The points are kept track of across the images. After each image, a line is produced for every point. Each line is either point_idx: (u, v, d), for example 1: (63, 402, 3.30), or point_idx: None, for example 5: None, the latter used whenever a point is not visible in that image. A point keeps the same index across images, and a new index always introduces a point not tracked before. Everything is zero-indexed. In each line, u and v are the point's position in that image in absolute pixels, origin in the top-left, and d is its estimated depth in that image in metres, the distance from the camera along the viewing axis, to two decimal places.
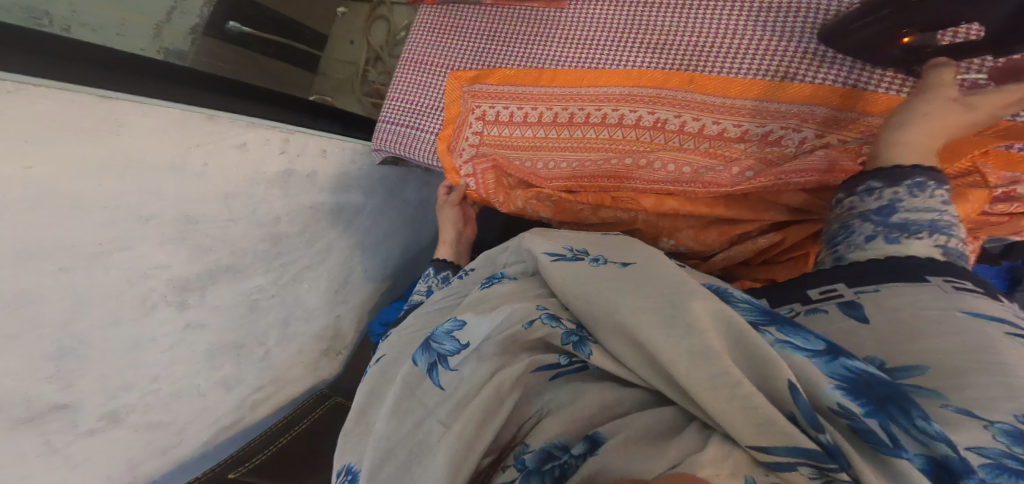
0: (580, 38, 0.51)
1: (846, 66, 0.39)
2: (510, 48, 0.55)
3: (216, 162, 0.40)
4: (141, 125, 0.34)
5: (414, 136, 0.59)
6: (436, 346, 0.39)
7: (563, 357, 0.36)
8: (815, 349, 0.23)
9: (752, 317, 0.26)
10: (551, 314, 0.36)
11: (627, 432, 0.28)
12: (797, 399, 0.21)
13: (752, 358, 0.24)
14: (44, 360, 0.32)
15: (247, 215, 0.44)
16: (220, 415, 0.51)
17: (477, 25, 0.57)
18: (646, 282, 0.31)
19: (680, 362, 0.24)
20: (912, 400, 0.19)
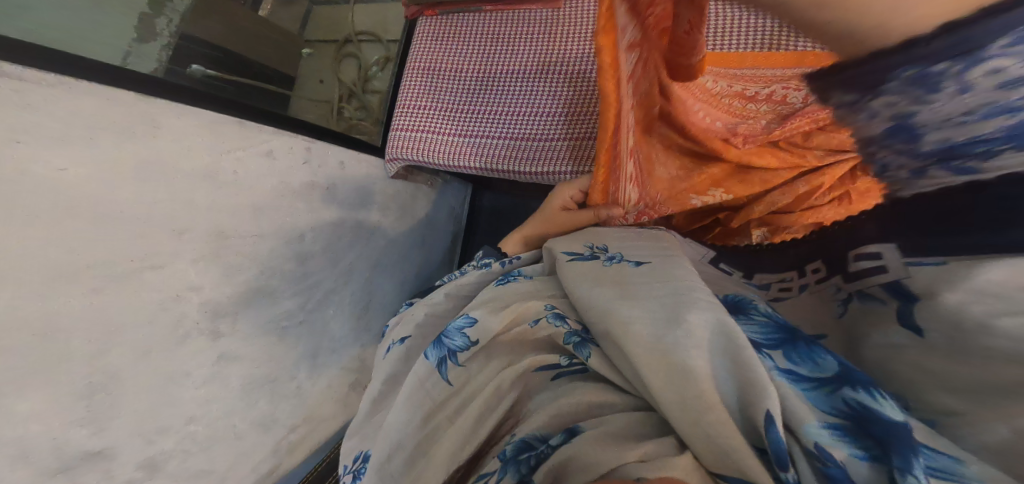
0: (582, 32, 0.60)
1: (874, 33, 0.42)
2: (515, 47, 0.63)
3: (245, 169, 0.41)
4: (177, 126, 0.35)
5: (429, 141, 0.63)
6: (447, 341, 0.40)
7: (563, 358, 0.37)
8: (822, 376, 0.26)
9: (761, 338, 0.29)
10: (557, 314, 0.38)
11: (605, 428, 0.31)
12: (770, 433, 0.24)
13: (741, 383, 0.27)
14: (75, 398, 0.29)
15: (275, 230, 0.44)
16: (258, 462, 0.42)
17: (477, 32, 0.65)
18: (650, 293, 0.34)
19: (664, 387, 0.28)
20: (908, 445, 0.21)
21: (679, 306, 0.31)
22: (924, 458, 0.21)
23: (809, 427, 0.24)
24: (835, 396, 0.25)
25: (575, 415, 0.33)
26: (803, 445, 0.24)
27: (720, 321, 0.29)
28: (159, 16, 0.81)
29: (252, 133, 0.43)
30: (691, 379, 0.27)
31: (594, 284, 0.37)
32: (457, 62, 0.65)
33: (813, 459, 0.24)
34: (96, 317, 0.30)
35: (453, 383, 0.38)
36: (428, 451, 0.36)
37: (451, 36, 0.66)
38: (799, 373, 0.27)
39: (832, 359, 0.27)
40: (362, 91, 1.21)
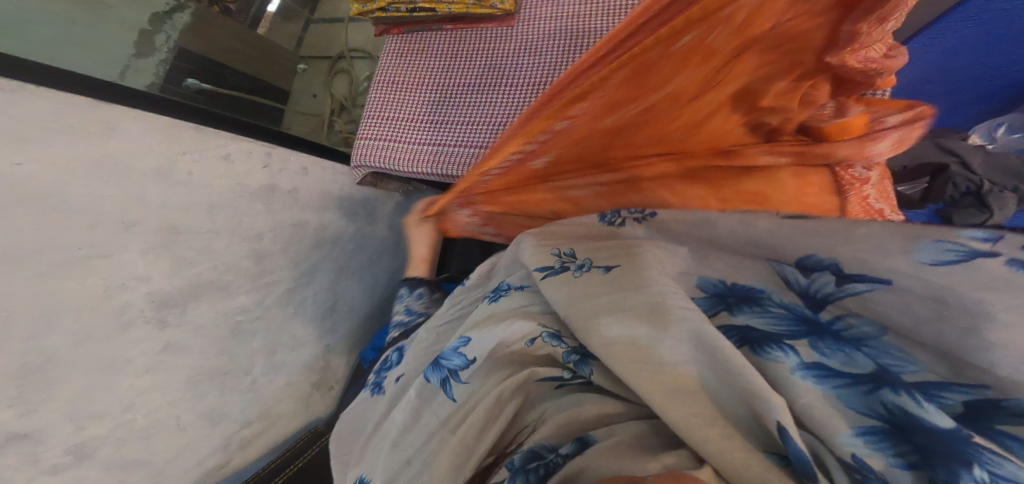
0: (538, 47, 0.63)
1: None
2: (476, 62, 0.65)
3: (200, 170, 0.46)
4: (131, 129, 0.40)
5: (392, 150, 0.65)
6: (445, 361, 0.39)
7: (567, 372, 0.38)
8: (858, 372, 0.24)
9: (787, 331, 0.28)
10: (551, 334, 0.38)
11: (617, 438, 0.32)
12: (789, 446, 0.24)
13: (740, 391, 0.27)
14: (8, 379, 0.32)
15: (232, 227, 0.50)
16: (204, 455, 0.52)
17: (440, 47, 0.68)
18: (626, 299, 0.33)
19: (669, 401, 0.29)
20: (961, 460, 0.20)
21: (664, 313, 0.31)
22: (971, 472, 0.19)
23: (843, 438, 0.23)
24: (874, 398, 0.23)
25: (585, 424, 0.35)
26: (838, 455, 0.24)
27: (698, 329, 0.29)
28: (158, 33, 0.81)
29: (208, 138, 0.48)
30: (696, 396, 0.29)
31: (579, 297, 0.35)
32: (421, 76, 0.67)
33: (852, 470, 0.23)
34: (41, 302, 0.34)
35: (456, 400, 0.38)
36: (430, 464, 0.36)
37: (416, 52, 0.69)
38: (832, 370, 0.25)
39: (868, 354, 0.25)
40: (353, 106, 1.23)
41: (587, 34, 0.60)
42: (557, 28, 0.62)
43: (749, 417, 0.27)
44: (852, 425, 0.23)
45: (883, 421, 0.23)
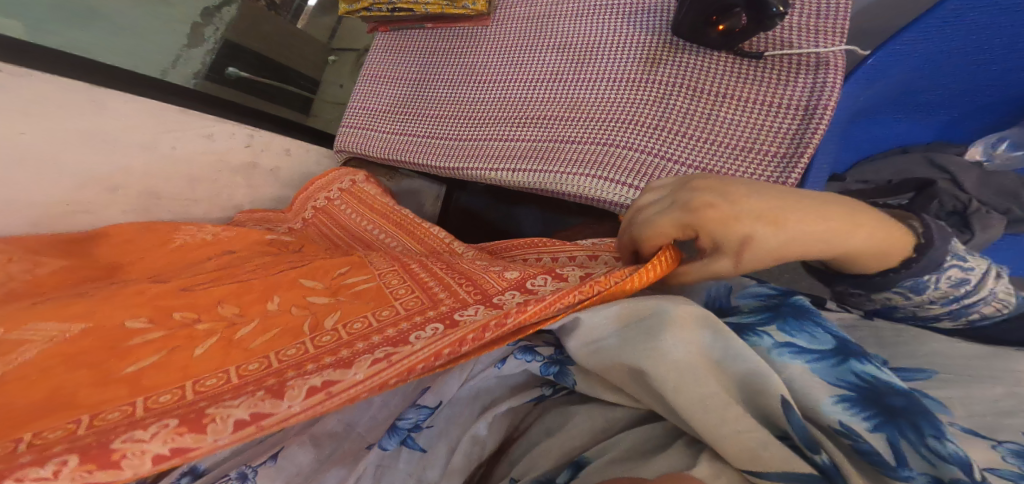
0: (496, 47, 0.97)
1: (726, 55, 0.74)
2: (448, 62, 1.02)
3: (183, 144, 0.83)
4: (120, 111, 0.75)
5: (370, 132, 1.04)
6: (401, 423, 0.43)
7: (547, 388, 0.44)
8: (823, 348, 0.33)
9: (759, 321, 0.38)
10: (524, 350, 0.44)
11: (610, 454, 0.36)
12: (790, 418, 0.30)
13: (745, 375, 0.33)
14: None
15: (213, 196, 0.90)
16: None
17: (423, 49, 1.06)
18: (635, 305, 0.40)
19: (677, 385, 0.33)
20: (924, 421, 0.27)
21: (666, 310, 0.37)
22: (937, 428, 0.27)
23: (829, 407, 0.30)
24: (844, 369, 0.32)
25: (574, 451, 0.39)
26: (828, 424, 0.30)
27: (702, 316, 0.36)
28: (207, 25, 1.13)
29: (191, 120, 0.84)
30: (704, 378, 0.33)
31: (599, 308, 0.41)
32: (403, 73, 1.07)
33: (844, 436, 0.29)
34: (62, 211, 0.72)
35: (426, 450, 0.42)
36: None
37: (398, 47, 1.10)
38: (802, 346, 0.34)
39: (825, 333, 0.35)
40: None
41: (526, 45, 0.94)
42: (507, 41, 0.96)
43: (746, 401, 0.33)
44: (831, 395, 0.31)
45: (850, 390, 0.30)
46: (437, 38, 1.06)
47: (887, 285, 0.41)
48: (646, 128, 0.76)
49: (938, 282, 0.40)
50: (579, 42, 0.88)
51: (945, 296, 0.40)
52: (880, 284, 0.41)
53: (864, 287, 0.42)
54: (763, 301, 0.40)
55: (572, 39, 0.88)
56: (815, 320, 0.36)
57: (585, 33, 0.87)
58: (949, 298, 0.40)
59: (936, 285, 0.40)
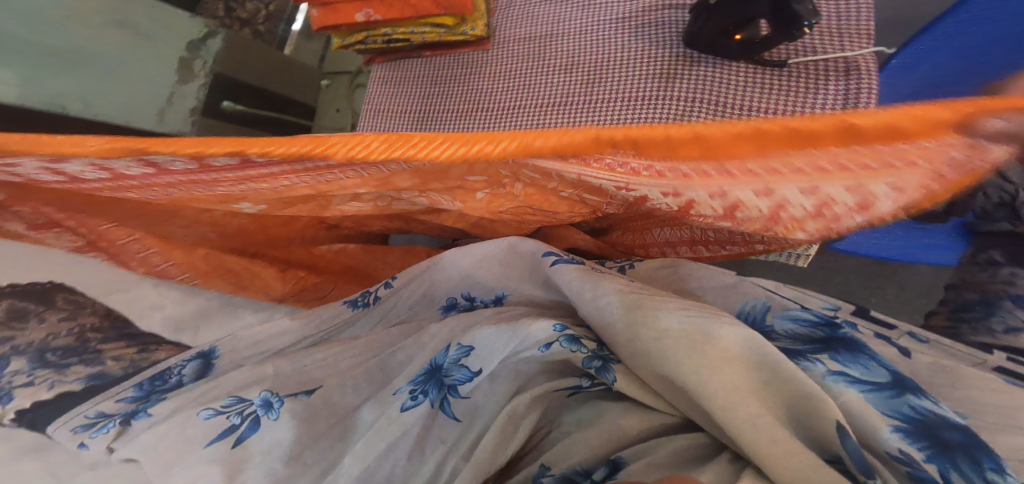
0: (500, 72, 0.98)
1: (743, 67, 0.74)
2: (449, 90, 1.02)
3: None
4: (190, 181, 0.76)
5: None
6: (445, 376, 0.43)
7: (585, 379, 0.43)
8: (879, 381, 0.33)
9: (805, 346, 0.37)
10: (570, 337, 0.41)
11: (651, 458, 0.36)
12: (847, 444, 0.30)
13: (798, 394, 0.32)
14: None
15: None
16: None
17: (419, 80, 1.07)
18: (671, 312, 0.39)
19: (723, 404, 0.32)
20: (987, 456, 0.27)
21: (709, 324, 0.36)
22: (1001, 465, 0.27)
23: (887, 435, 0.30)
24: (900, 402, 0.31)
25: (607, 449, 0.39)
26: (887, 450, 0.30)
27: (748, 336, 0.35)
28: (194, 60, 1.03)
29: None
30: (752, 399, 0.33)
31: (625, 310, 0.39)
32: (403, 106, 1.06)
33: (901, 462, 0.29)
34: None
35: (461, 420, 0.42)
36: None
37: (394, 78, 1.10)
38: (857, 377, 0.33)
39: (880, 367, 0.34)
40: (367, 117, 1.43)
41: (532, 69, 0.94)
42: (511, 67, 0.97)
43: (796, 418, 0.33)
44: (886, 422, 0.30)
45: (906, 422, 0.30)
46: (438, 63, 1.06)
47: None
48: None
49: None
50: (588, 63, 0.88)
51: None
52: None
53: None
54: (808, 328, 0.39)
55: (580, 59, 0.89)
56: (868, 352, 0.35)
57: (592, 52, 0.88)
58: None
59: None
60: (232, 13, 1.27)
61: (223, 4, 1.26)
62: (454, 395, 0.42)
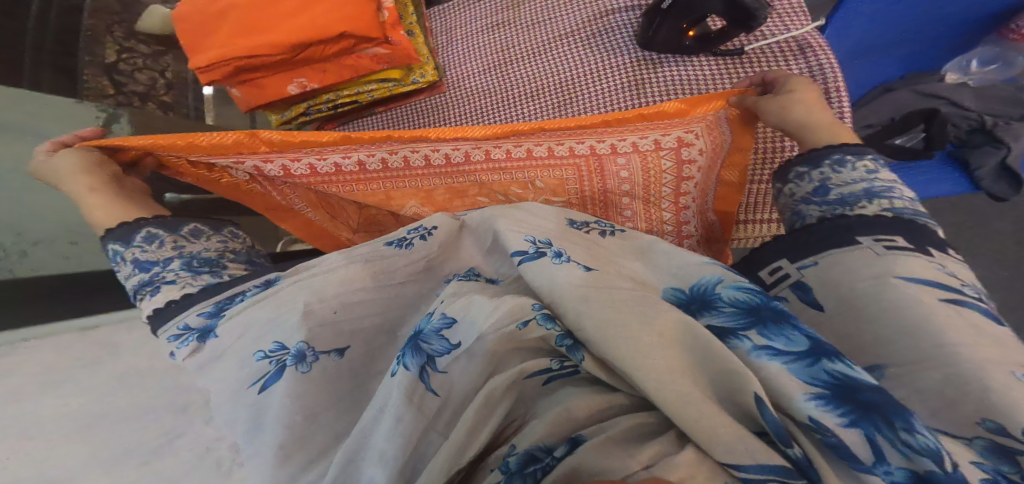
0: (483, 90, 1.32)
1: (684, 66, 1.11)
2: (434, 111, 1.37)
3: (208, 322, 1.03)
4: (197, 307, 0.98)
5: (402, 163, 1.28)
6: (427, 347, 0.47)
7: (555, 362, 0.47)
8: (799, 350, 0.36)
9: (736, 323, 0.40)
10: (545, 316, 0.46)
11: (611, 433, 0.38)
12: (767, 417, 0.34)
13: (728, 370, 0.37)
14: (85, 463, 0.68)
15: None
16: None
17: (391, 117, 1.40)
18: (610, 299, 0.42)
19: (652, 382, 0.36)
20: (898, 422, 0.32)
21: (646, 312, 0.40)
22: (909, 424, 0.32)
23: (804, 404, 0.34)
24: (818, 369, 0.35)
25: (572, 425, 0.41)
26: (803, 417, 0.34)
27: (685, 323, 0.39)
28: None
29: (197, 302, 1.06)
30: (682, 377, 0.37)
31: (582, 300, 0.43)
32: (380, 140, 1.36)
33: (815, 430, 0.34)
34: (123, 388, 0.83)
35: (438, 394, 0.45)
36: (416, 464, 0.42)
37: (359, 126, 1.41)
38: (780, 349, 0.37)
39: (800, 335, 0.37)
40: None
41: (512, 82, 1.29)
42: (491, 84, 1.31)
43: (726, 393, 0.37)
44: (805, 391, 0.34)
45: (821, 389, 0.34)
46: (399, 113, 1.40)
47: (821, 158, 0.67)
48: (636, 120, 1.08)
49: (854, 163, 0.64)
50: (553, 75, 1.24)
51: (868, 175, 0.61)
52: (818, 158, 0.67)
53: (809, 164, 0.67)
54: (746, 299, 0.42)
55: (550, 70, 1.24)
56: (793, 322, 0.38)
57: (557, 63, 1.24)
58: (872, 177, 0.61)
59: (852, 165, 0.64)
60: (125, 88, 1.32)
61: (109, 78, 1.29)
62: (432, 367, 0.45)
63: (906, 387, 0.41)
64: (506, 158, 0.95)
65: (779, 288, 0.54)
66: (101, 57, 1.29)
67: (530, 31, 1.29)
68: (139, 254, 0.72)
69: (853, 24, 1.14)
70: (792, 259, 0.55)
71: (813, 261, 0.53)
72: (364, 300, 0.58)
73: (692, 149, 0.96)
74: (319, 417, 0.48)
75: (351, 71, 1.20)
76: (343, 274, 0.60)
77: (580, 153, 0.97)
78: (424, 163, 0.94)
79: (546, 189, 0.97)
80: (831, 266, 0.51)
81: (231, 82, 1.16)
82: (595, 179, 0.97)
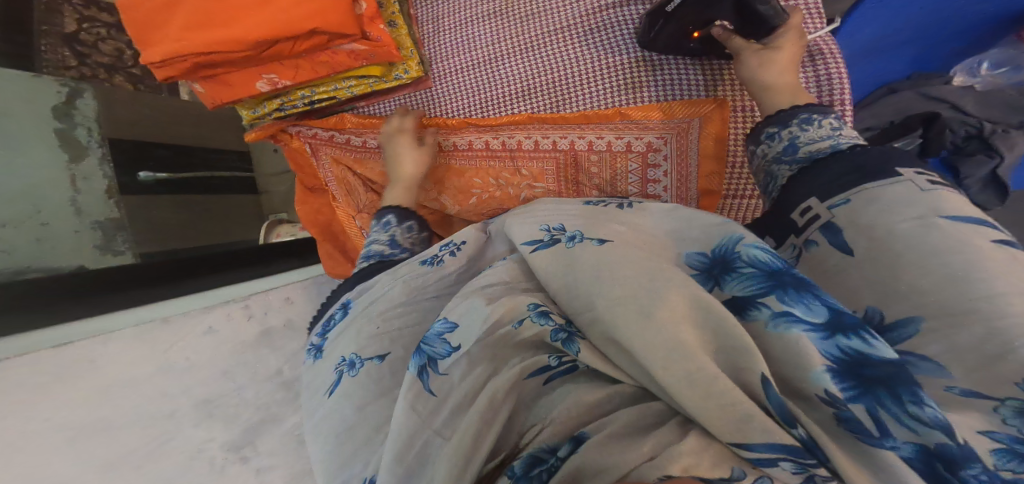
0: (475, 82, 1.32)
1: (677, 67, 1.14)
2: (425, 102, 1.38)
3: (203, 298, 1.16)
4: (198, 294, 1.15)
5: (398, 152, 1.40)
6: (428, 349, 0.48)
7: (554, 358, 0.45)
8: (817, 320, 0.34)
9: (757, 287, 0.38)
10: (540, 313, 0.46)
11: (612, 429, 0.37)
12: (768, 394, 0.33)
13: (741, 347, 0.35)
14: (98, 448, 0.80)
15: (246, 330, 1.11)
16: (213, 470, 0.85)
17: (388, 107, 1.43)
18: (615, 273, 0.41)
19: (658, 359, 0.35)
20: (907, 391, 0.31)
21: (660, 290, 0.38)
22: (917, 395, 0.31)
23: (819, 377, 0.33)
24: (830, 343, 0.34)
25: (576, 421, 0.40)
26: (818, 389, 0.33)
27: (695, 295, 0.38)
28: (74, 129, 1.32)
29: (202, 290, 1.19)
30: (691, 354, 0.35)
31: (597, 282, 0.42)
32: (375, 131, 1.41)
33: (828, 404, 0.33)
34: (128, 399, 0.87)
35: (436, 393, 0.45)
36: (420, 468, 0.41)
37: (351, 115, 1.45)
38: (799, 317, 0.35)
39: (820, 304, 0.35)
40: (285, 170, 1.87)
41: (507, 77, 1.28)
42: (481, 77, 1.31)
43: (739, 365, 0.35)
44: (821, 362, 0.33)
45: (834, 361, 0.33)
46: (381, 107, 1.44)
47: (790, 118, 0.70)
48: (622, 121, 1.18)
49: (820, 120, 0.67)
50: (547, 73, 1.24)
51: (834, 132, 0.64)
52: (788, 117, 0.70)
53: (778, 125, 0.71)
54: (763, 265, 0.39)
55: (544, 66, 1.24)
56: (814, 291, 0.36)
57: (551, 56, 1.23)
58: (837, 133, 0.64)
59: (819, 122, 0.67)
60: (88, 59, 1.44)
61: (69, 49, 1.40)
62: (432, 369, 0.46)
63: (941, 345, 0.39)
64: (500, 148, 1.27)
65: (811, 230, 0.53)
66: (58, 28, 1.38)
67: (524, 24, 1.26)
68: (396, 236, 0.92)
69: (869, 21, 1.11)
70: (820, 199, 0.54)
71: (846, 198, 0.51)
72: (401, 313, 0.59)
73: (659, 153, 1.17)
74: (365, 409, 0.50)
75: (326, 67, 1.24)
76: (391, 293, 0.62)
77: (561, 148, 1.22)
78: (444, 150, 1.33)
79: (530, 175, 1.26)
80: (866, 205, 0.49)
81: (192, 76, 1.16)
82: (569, 170, 1.23)
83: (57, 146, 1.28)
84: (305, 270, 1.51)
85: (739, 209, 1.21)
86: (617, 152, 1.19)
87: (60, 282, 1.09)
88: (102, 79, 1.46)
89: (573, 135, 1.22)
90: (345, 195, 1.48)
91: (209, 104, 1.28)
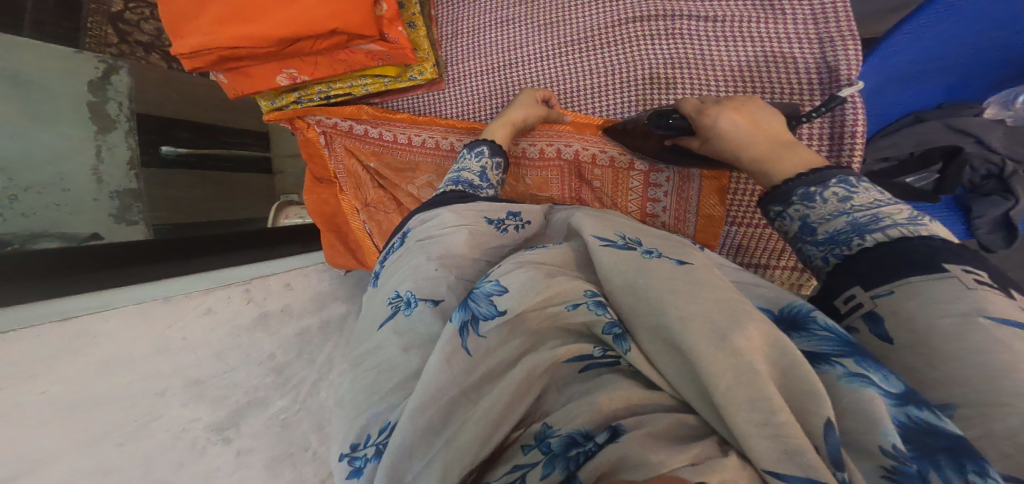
0: (491, 88, 1.35)
1: (693, 88, 1.14)
2: (441, 104, 1.42)
3: (222, 274, 1.22)
4: (217, 272, 1.22)
5: (409, 148, 1.43)
6: (473, 306, 0.48)
7: (598, 350, 0.45)
8: (892, 390, 0.36)
9: (835, 348, 0.39)
10: (596, 302, 0.46)
11: (649, 428, 0.37)
12: (828, 437, 0.33)
13: (808, 392, 0.35)
14: (112, 425, 0.82)
15: (258, 315, 1.13)
16: (223, 462, 0.87)
17: (405, 106, 1.47)
18: (697, 290, 0.42)
19: (725, 376, 0.35)
20: (971, 459, 0.31)
21: (744, 318, 0.39)
22: (983, 467, 0.30)
23: (886, 431, 0.33)
24: (900, 410, 0.35)
25: (609, 416, 0.40)
26: (881, 443, 0.33)
27: (773, 338, 0.37)
28: (106, 102, 1.42)
29: (219, 267, 1.25)
30: (762, 382, 0.34)
31: (673, 291, 0.42)
32: (389, 127, 1.45)
33: (887, 456, 0.32)
34: (150, 378, 0.90)
35: (472, 353, 0.45)
36: (441, 427, 0.41)
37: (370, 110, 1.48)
38: (876, 383, 0.36)
39: (895, 380, 0.37)
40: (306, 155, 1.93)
41: (521, 84, 1.32)
42: (495, 83, 1.35)
43: (800, 410, 0.35)
44: (889, 420, 0.34)
45: (901, 426, 0.34)
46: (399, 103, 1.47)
47: (788, 194, 0.67)
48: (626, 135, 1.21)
49: (822, 193, 0.63)
50: (558, 84, 1.28)
51: (841, 205, 0.60)
52: (786, 194, 0.67)
53: (781, 202, 0.68)
54: (843, 336, 0.41)
55: (557, 77, 1.28)
56: (888, 368, 0.38)
57: (563, 68, 1.26)
58: (846, 206, 0.60)
59: (820, 196, 0.63)
60: (128, 38, 1.53)
61: (112, 28, 1.48)
62: (473, 327, 0.46)
63: (976, 430, 0.36)
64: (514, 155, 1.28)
65: (852, 318, 0.51)
66: (106, 6, 1.47)
67: (541, 32, 1.28)
68: (486, 169, 0.95)
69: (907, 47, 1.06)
70: (865, 287, 0.51)
71: (888, 290, 0.49)
72: (462, 263, 0.60)
73: (660, 175, 1.17)
74: (410, 351, 0.50)
75: (343, 65, 1.26)
76: (451, 241, 0.62)
77: (566, 157, 1.24)
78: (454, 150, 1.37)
79: (534, 184, 1.29)
80: (909, 298, 0.46)
81: (215, 70, 1.19)
82: (573, 180, 1.26)
83: (88, 118, 1.37)
84: (310, 255, 1.56)
85: (734, 235, 1.16)
86: (619, 173, 1.21)
87: (75, 255, 1.10)
88: (138, 57, 1.54)
89: (585, 144, 1.23)
90: (354, 188, 1.50)
91: (230, 95, 1.30)
